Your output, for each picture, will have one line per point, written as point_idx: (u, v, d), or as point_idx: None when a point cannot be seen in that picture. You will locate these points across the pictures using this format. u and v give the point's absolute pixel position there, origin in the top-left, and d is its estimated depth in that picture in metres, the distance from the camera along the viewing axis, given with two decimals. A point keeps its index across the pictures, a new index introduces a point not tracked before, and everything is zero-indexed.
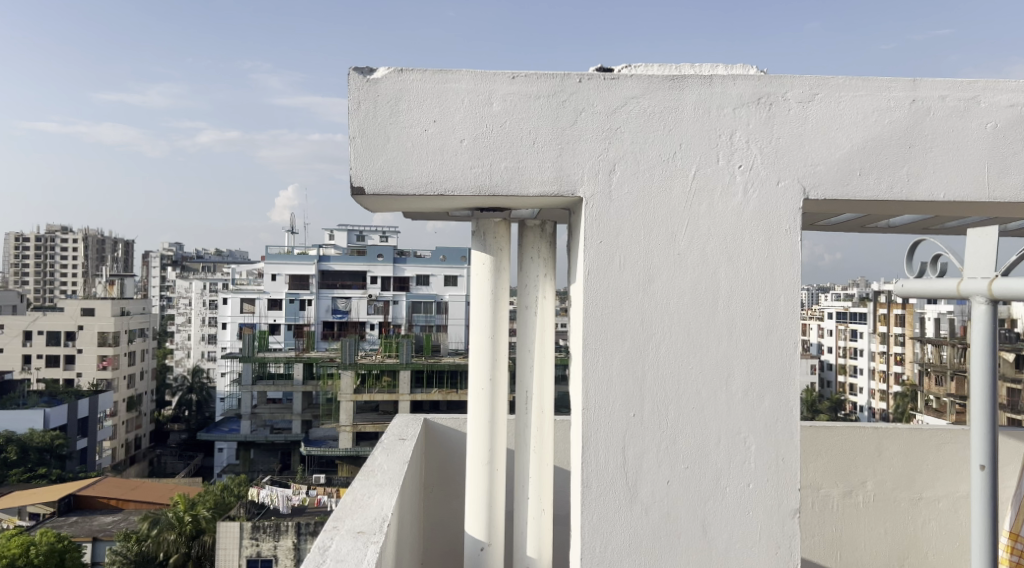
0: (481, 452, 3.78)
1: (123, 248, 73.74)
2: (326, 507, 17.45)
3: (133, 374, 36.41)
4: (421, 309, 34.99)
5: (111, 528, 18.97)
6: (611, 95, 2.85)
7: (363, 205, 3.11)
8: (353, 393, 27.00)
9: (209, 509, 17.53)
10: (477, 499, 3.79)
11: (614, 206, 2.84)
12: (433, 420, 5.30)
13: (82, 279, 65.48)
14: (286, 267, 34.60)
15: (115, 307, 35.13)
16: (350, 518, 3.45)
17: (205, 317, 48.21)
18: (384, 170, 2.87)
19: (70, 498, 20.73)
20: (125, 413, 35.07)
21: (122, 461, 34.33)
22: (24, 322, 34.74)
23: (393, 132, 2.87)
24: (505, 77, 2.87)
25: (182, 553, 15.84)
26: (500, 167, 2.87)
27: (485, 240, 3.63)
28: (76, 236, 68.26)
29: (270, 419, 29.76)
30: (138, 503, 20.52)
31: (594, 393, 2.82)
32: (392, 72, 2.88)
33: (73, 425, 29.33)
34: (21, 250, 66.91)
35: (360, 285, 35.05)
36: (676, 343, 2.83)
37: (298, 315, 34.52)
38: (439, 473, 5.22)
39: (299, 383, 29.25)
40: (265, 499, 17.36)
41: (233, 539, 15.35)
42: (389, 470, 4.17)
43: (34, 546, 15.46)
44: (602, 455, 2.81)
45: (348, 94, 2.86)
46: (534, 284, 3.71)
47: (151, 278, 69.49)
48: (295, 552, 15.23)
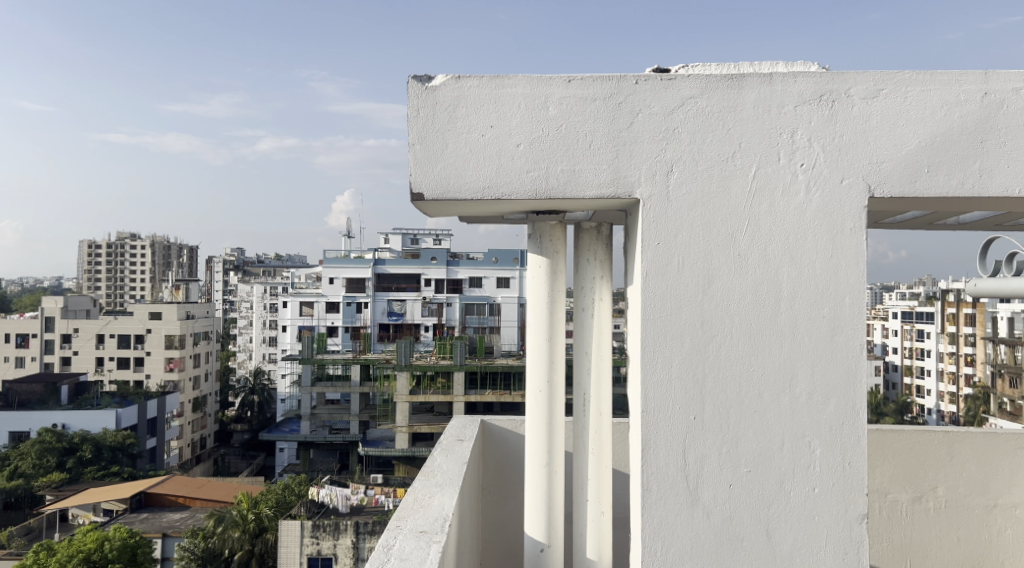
0: (539, 453, 3.80)
1: (188, 253, 76.10)
2: (384, 506, 17.73)
3: (198, 376, 37.58)
4: (475, 311, 35.20)
5: (180, 524, 19.68)
6: (669, 94, 2.83)
7: (421, 211, 3.17)
8: (409, 394, 27.27)
9: (271, 507, 17.78)
10: (536, 498, 3.80)
11: (672, 206, 2.82)
12: (490, 421, 5.36)
13: (150, 285, 67.92)
14: (343, 270, 35.25)
15: (181, 311, 36.21)
16: (412, 518, 3.51)
17: (266, 321, 49.46)
18: (442, 176, 2.92)
19: (141, 495, 21.49)
20: (191, 413, 36.23)
21: (189, 460, 35.45)
22: (97, 325, 36.25)
23: (451, 138, 2.92)
24: (560, 80, 2.88)
25: (246, 551, 16.20)
26: (557, 170, 2.89)
27: (541, 242, 3.66)
28: (144, 242, 70.80)
29: (329, 420, 30.30)
30: (204, 500, 21.08)
31: (653, 394, 2.80)
32: (449, 79, 2.92)
33: (143, 425, 30.38)
34: (93, 257, 69.75)
35: (414, 288, 35.55)
36: (737, 346, 2.79)
37: (355, 318, 35.06)
38: (496, 474, 5.26)
39: (356, 384, 29.78)
40: (324, 499, 17.71)
41: (293, 537, 15.66)
42: (449, 471, 4.23)
43: (108, 541, 16.09)
44: (662, 458, 2.80)
45: (407, 101, 2.91)
46: (590, 286, 3.72)
47: (215, 283, 71.58)
48: (354, 551, 15.51)
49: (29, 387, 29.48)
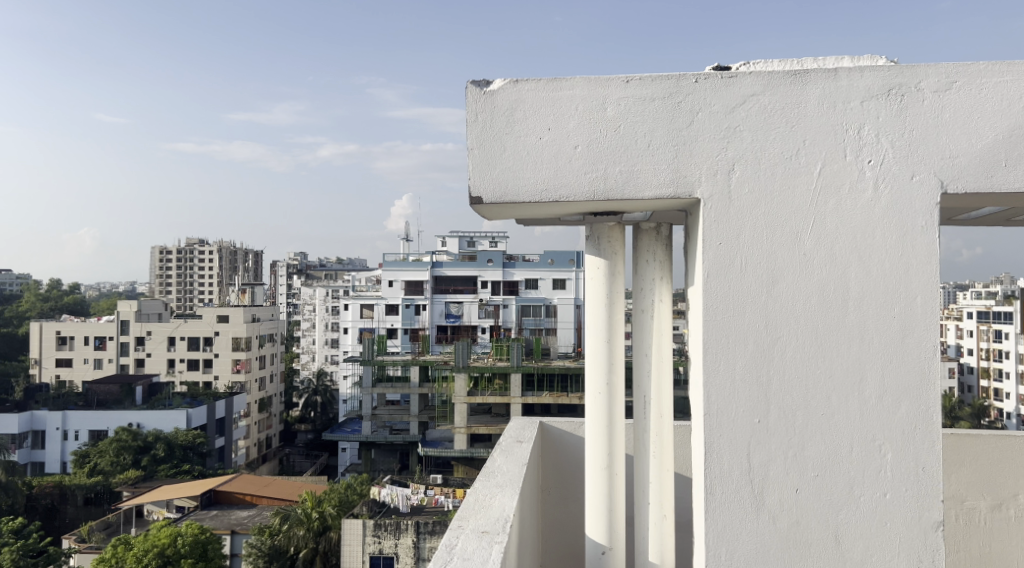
0: (599, 455, 3.78)
1: (253, 258, 78.34)
2: (444, 507, 17.91)
3: (263, 378, 38.63)
4: (531, 313, 35.07)
5: (247, 522, 20.24)
6: (730, 92, 2.79)
7: (480, 214, 3.20)
8: (467, 395, 27.47)
9: (335, 506, 18.12)
10: (598, 497, 3.78)
11: (734, 208, 2.78)
12: (549, 423, 5.37)
13: (218, 290, 70.26)
14: (401, 273, 35.75)
15: (247, 314, 37.27)
16: (474, 519, 3.54)
17: (328, 323, 50.54)
18: (500, 180, 2.94)
19: (210, 493, 22.24)
20: (257, 413, 37.26)
21: (256, 459, 36.45)
22: (169, 328, 37.62)
23: (508, 142, 2.93)
24: (618, 81, 2.87)
25: (310, 548, 16.64)
26: (616, 171, 2.88)
27: (599, 244, 3.66)
28: (212, 248, 73.12)
29: (389, 420, 30.70)
30: (270, 499, 21.69)
31: (715, 397, 2.77)
32: (507, 83, 2.94)
33: (213, 425, 31.35)
34: (164, 263, 72.57)
35: (471, 290, 35.84)
36: (803, 348, 2.73)
37: (414, 320, 35.42)
38: (555, 475, 5.25)
39: (416, 385, 30.11)
40: (386, 498, 18.00)
41: (356, 537, 15.95)
42: (508, 472, 4.26)
43: (180, 537, 16.69)
44: (726, 461, 2.75)
45: (466, 107, 2.94)
46: (649, 288, 3.70)
47: (280, 287, 73.50)
48: (415, 551, 15.82)
49: (106, 387, 30.76)
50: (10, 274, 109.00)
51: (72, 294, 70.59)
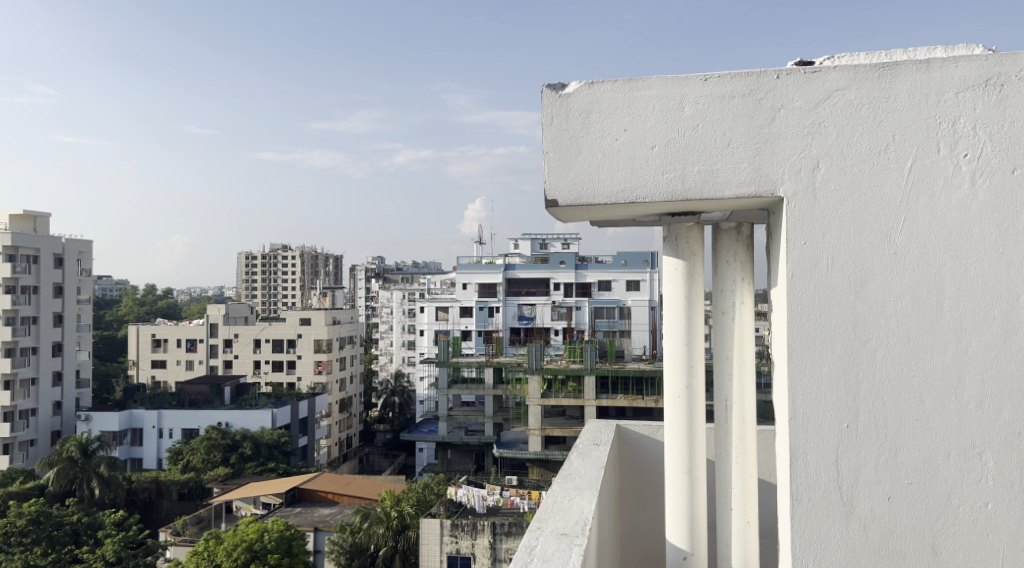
0: (678, 460, 3.74)
1: (334, 262, 80.52)
2: (520, 508, 18.00)
3: (344, 379, 39.63)
4: (604, 315, 34.88)
5: (329, 519, 20.81)
6: (814, 87, 2.72)
7: (555, 217, 3.22)
8: (541, 397, 27.45)
9: (413, 505, 18.38)
10: (678, 499, 3.73)
11: (820, 206, 2.71)
12: (626, 426, 5.35)
13: (300, 294, 72.57)
14: (475, 276, 36.09)
15: (328, 316, 38.36)
16: (553, 520, 3.56)
17: (404, 325, 51.41)
18: (576, 182, 2.95)
19: (294, 491, 22.97)
20: (338, 413, 38.26)
21: (337, 458, 37.43)
22: (255, 331, 39.11)
23: (584, 144, 2.94)
24: (697, 80, 2.84)
25: (389, 548, 16.90)
26: (694, 171, 2.85)
27: (678, 245, 3.61)
28: (294, 253, 75.57)
29: (464, 421, 30.96)
30: (351, 497, 22.35)
31: (801, 403, 2.70)
32: (583, 85, 2.95)
33: (296, 424, 32.31)
34: (250, 268, 75.46)
35: (544, 292, 35.85)
36: (894, 351, 2.63)
37: (488, 322, 35.84)
38: (633, 479, 5.22)
39: (490, 387, 30.27)
40: (462, 498, 18.13)
41: (433, 537, 16.18)
42: (586, 475, 4.24)
43: (267, 533, 17.26)
44: (813, 468, 2.68)
45: (541, 111, 2.97)
46: (731, 289, 3.63)
47: (358, 291, 75.23)
48: (491, 551, 15.93)
49: (197, 387, 32.15)
50: (109, 280, 115.42)
51: (166, 299, 74.23)
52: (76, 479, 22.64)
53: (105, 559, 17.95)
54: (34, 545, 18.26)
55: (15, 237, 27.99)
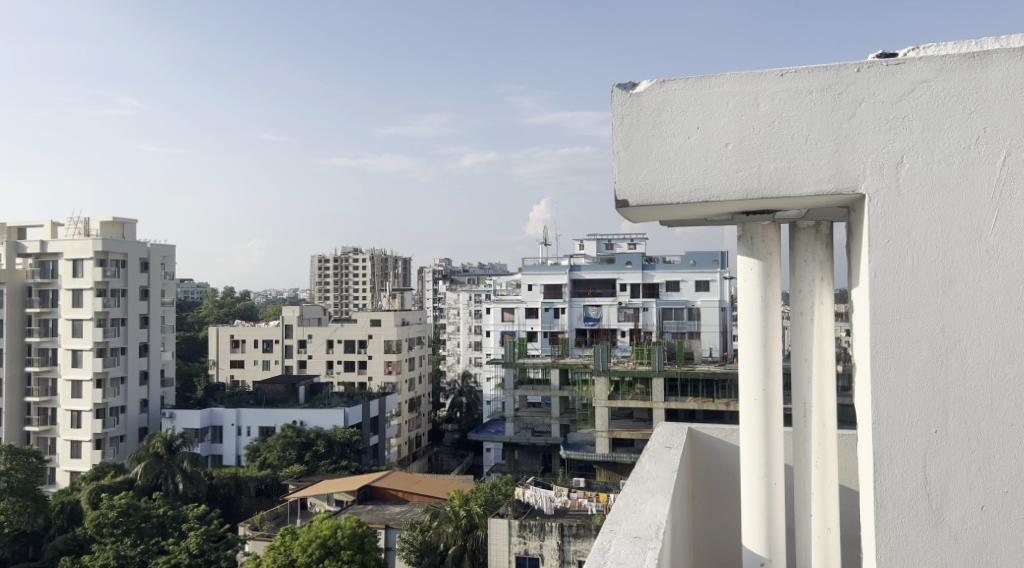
0: (756, 463, 3.66)
1: (403, 264, 81.84)
2: (588, 510, 17.94)
3: (413, 379, 40.21)
4: (673, 316, 34.27)
5: (400, 517, 21.20)
6: (897, 80, 2.64)
7: (627, 217, 3.22)
8: (608, 399, 27.27)
9: (481, 505, 18.45)
10: (755, 503, 3.66)
11: (903, 201, 2.62)
12: (698, 430, 5.25)
13: (370, 296, 74.04)
14: (541, 277, 36.16)
15: (397, 318, 39.05)
16: (625, 523, 3.54)
17: (471, 326, 51.81)
18: (648, 181, 2.95)
19: (366, 488, 23.46)
20: (407, 413, 38.86)
21: (407, 457, 38.07)
22: (327, 332, 40.10)
23: (655, 143, 2.94)
24: (772, 75, 2.80)
25: (459, 546, 16.99)
26: (770, 168, 2.81)
27: (753, 244, 3.54)
28: (365, 256, 77.20)
29: (531, 422, 30.94)
30: (421, 495, 22.71)
31: (885, 405, 2.60)
32: (653, 84, 2.94)
33: (367, 423, 32.94)
34: (323, 271, 77.48)
35: (610, 293, 35.56)
36: (988, 353, 2.51)
37: (553, 324, 35.99)
38: (706, 483, 5.12)
39: (557, 388, 30.19)
40: (530, 499, 18.18)
41: (501, 537, 16.27)
42: (658, 477, 4.20)
43: (340, 530, 17.65)
44: (898, 474, 2.58)
45: (612, 111, 2.98)
46: (808, 289, 3.53)
47: (426, 292, 76.24)
48: (559, 553, 15.93)
49: (274, 387, 33.17)
50: (191, 283, 120.32)
51: (244, 301, 76.89)
52: (161, 474, 23.76)
53: (189, 552, 18.72)
54: (124, 536, 19.30)
55: (105, 243, 29.45)
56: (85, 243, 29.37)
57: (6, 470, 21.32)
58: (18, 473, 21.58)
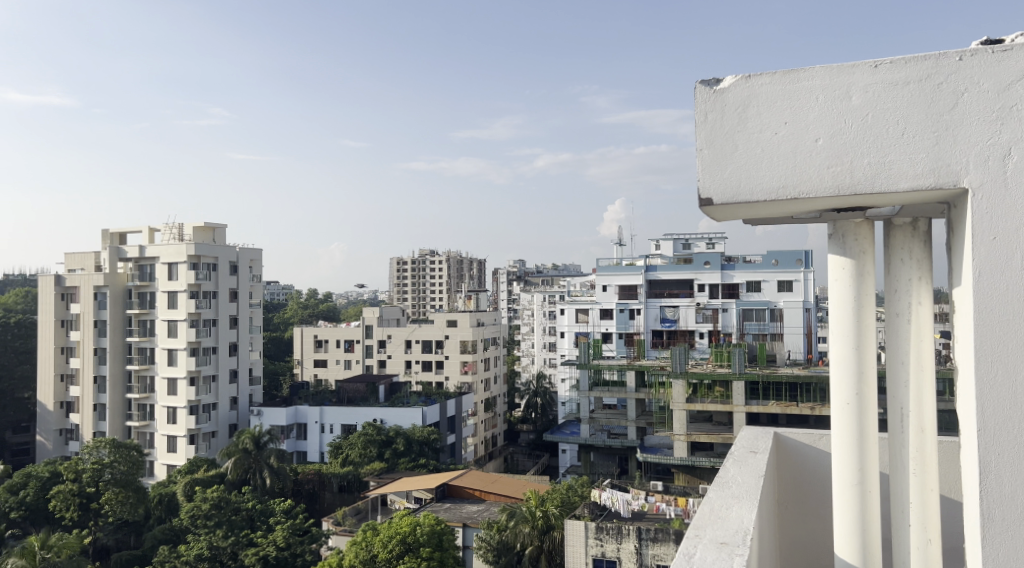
0: (847, 470, 3.52)
1: (478, 266, 82.53)
2: (666, 514, 17.66)
3: (488, 379, 40.49)
4: (754, 317, 33.47)
5: (477, 516, 21.41)
6: (1001, 69, 2.57)
7: (712, 215, 3.22)
8: (686, 402, 26.76)
9: (557, 506, 18.37)
10: (847, 512, 3.52)
11: (1010, 194, 2.51)
12: (784, 434, 5.09)
13: (446, 297, 75.04)
14: (616, 277, 35.88)
15: (473, 319, 39.43)
16: (711, 528, 3.48)
17: (546, 327, 51.82)
18: (732, 179, 2.95)
19: (444, 487, 23.73)
20: (483, 413, 39.18)
21: (483, 456, 38.42)
22: (405, 332, 40.83)
23: (740, 139, 2.95)
24: (866, 67, 2.77)
25: (535, 547, 17.04)
26: (863, 164, 2.77)
27: (845, 243, 3.43)
28: (441, 258, 78.32)
29: (607, 424, 30.67)
30: (498, 495, 22.85)
31: (990, 412, 2.47)
32: (739, 79, 2.95)
33: (444, 422, 33.35)
34: (401, 272, 78.95)
35: (688, 293, 34.92)
36: None
37: (629, 324, 35.63)
38: (794, 489, 4.97)
39: (632, 390, 29.82)
40: (607, 502, 17.96)
41: (578, 539, 16.20)
42: (744, 483, 4.09)
43: (419, 527, 17.87)
44: (1005, 483, 2.44)
45: (695, 107, 3.00)
46: (905, 289, 3.37)
47: (501, 293, 76.59)
48: (637, 556, 15.76)
49: (355, 386, 34.02)
50: (277, 285, 124.77)
51: (326, 303, 79.09)
52: (250, 469, 24.67)
53: (277, 545, 19.34)
54: (217, 528, 20.08)
55: (197, 246, 30.87)
56: (180, 247, 30.88)
57: (109, 462, 22.94)
58: (120, 464, 23.02)
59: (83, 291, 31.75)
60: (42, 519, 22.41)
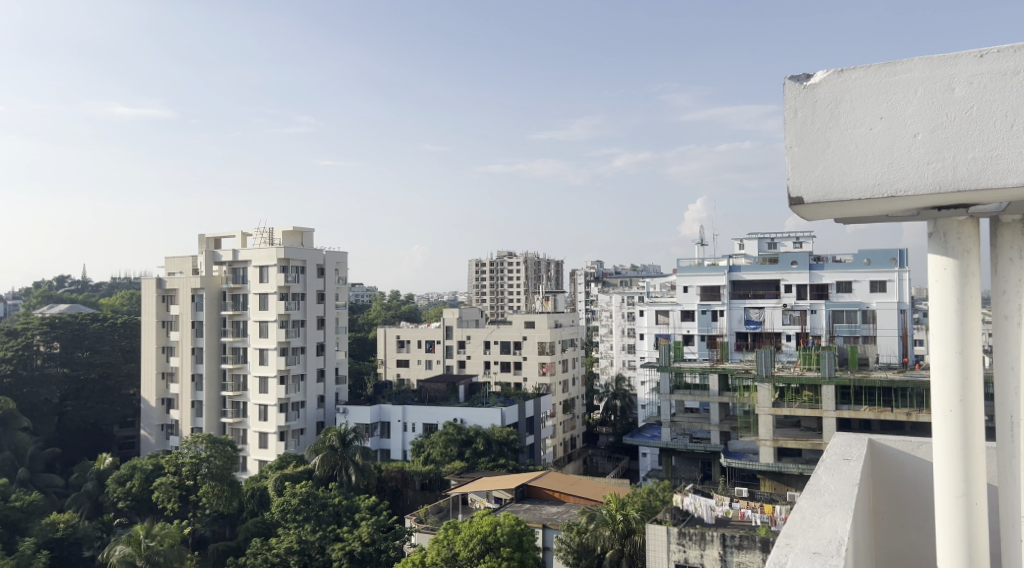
0: (952, 480, 3.35)
1: (556, 267, 82.46)
2: (752, 521, 17.22)
3: (567, 381, 40.43)
4: (844, 319, 32.31)
5: (557, 517, 21.41)
6: None
7: (802, 215, 3.17)
8: (773, 407, 26.00)
9: (639, 510, 18.16)
10: (952, 525, 3.35)
11: None
12: (879, 442, 4.89)
13: (525, 298, 75.36)
14: (697, 278, 35.27)
15: (551, 320, 39.45)
16: (802, 537, 3.38)
17: (625, 329, 51.28)
18: (824, 178, 2.91)
19: (523, 487, 23.81)
20: (562, 414, 39.18)
21: (563, 458, 38.39)
22: (484, 333, 41.21)
23: (833, 136, 2.90)
24: (970, 57, 2.71)
25: (616, 550, 16.89)
26: (967, 159, 2.71)
27: (946, 243, 3.26)
28: (519, 259, 78.66)
29: (688, 428, 30.19)
30: (577, 497, 22.83)
31: None
32: (830, 75, 2.91)
33: (523, 423, 33.48)
34: (480, 274, 79.66)
35: (773, 294, 33.91)
36: None
37: (711, 326, 34.94)
38: (890, 499, 4.77)
39: (715, 394, 29.19)
40: (690, 507, 17.64)
41: (661, 544, 15.96)
42: (837, 491, 3.94)
43: (499, 527, 17.95)
44: None
45: (785, 103, 2.98)
46: (1014, 290, 3.18)
47: (579, 295, 76.21)
48: (721, 563, 15.43)
49: (436, 385, 34.59)
50: (360, 288, 128.24)
51: (407, 304, 80.60)
52: (337, 465, 25.35)
53: (362, 540, 19.84)
54: (305, 522, 20.84)
55: (287, 250, 32.00)
56: (271, 251, 32.10)
57: (206, 457, 23.95)
58: (215, 459, 24.01)
59: (182, 293, 33.47)
60: (146, 508, 24.09)
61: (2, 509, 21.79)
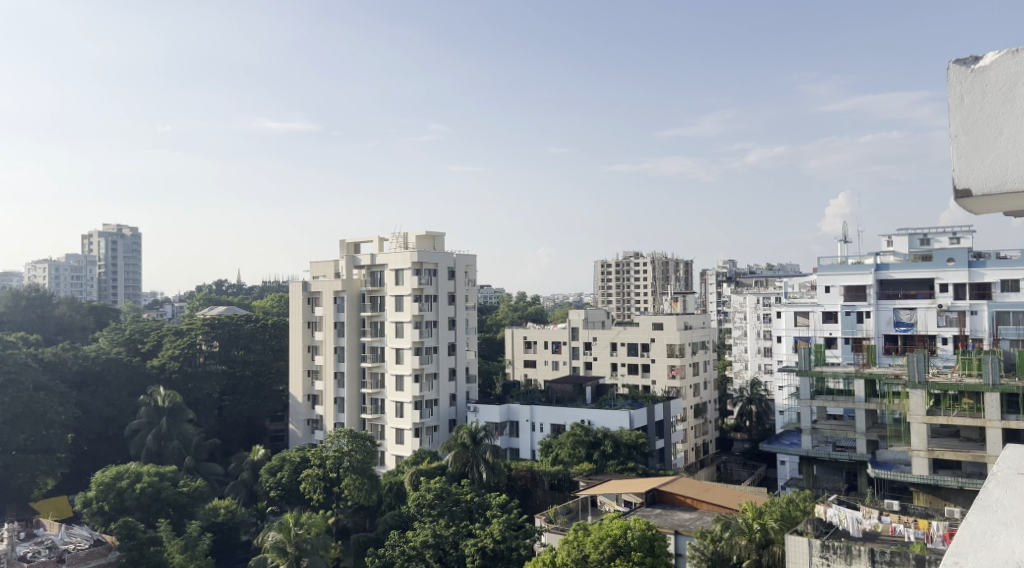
0: None
1: (685, 267, 80.44)
2: (905, 537, 16.11)
3: (698, 384, 39.48)
4: (1011, 321, 29.57)
5: (689, 524, 20.88)
6: None
7: (971, 211, 2.78)
8: (926, 415, 24.12)
9: (778, 520, 17.27)
10: None
11: None
12: None
13: (652, 300, 74.16)
14: (840, 277, 33.32)
15: (680, 321, 38.55)
16: (973, 554, 3.10)
17: (760, 331, 49.26)
18: (997, 168, 2.54)
19: (655, 491, 23.36)
20: (693, 418, 38.26)
21: (694, 463, 37.53)
22: (611, 334, 40.80)
23: (1007, 122, 2.53)
24: None
25: (752, 560, 16.26)
26: None
27: None
28: (646, 259, 77.27)
29: (832, 436, 28.63)
30: (711, 504, 22.19)
31: None
32: (1004, 53, 2.54)
33: (653, 426, 32.93)
34: (606, 274, 79.30)
35: (927, 294, 31.51)
36: None
37: (856, 328, 32.91)
38: None
39: (862, 400, 27.39)
40: (833, 519, 16.68)
41: (802, 554, 15.25)
42: None
43: (630, 530, 17.69)
44: None
45: (948, 89, 2.64)
46: None
47: (710, 295, 73.78)
48: None
49: (563, 386, 34.57)
50: (488, 289, 131.24)
51: (534, 305, 81.40)
52: (468, 463, 25.88)
53: (494, 537, 20.13)
54: (439, 517, 21.44)
55: (420, 254, 33.07)
56: (405, 255, 33.29)
57: (347, 451, 25.11)
58: (356, 453, 25.09)
59: (324, 295, 35.32)
60: (294, 498, 25.42)
61: (172, 493, 23.91)
